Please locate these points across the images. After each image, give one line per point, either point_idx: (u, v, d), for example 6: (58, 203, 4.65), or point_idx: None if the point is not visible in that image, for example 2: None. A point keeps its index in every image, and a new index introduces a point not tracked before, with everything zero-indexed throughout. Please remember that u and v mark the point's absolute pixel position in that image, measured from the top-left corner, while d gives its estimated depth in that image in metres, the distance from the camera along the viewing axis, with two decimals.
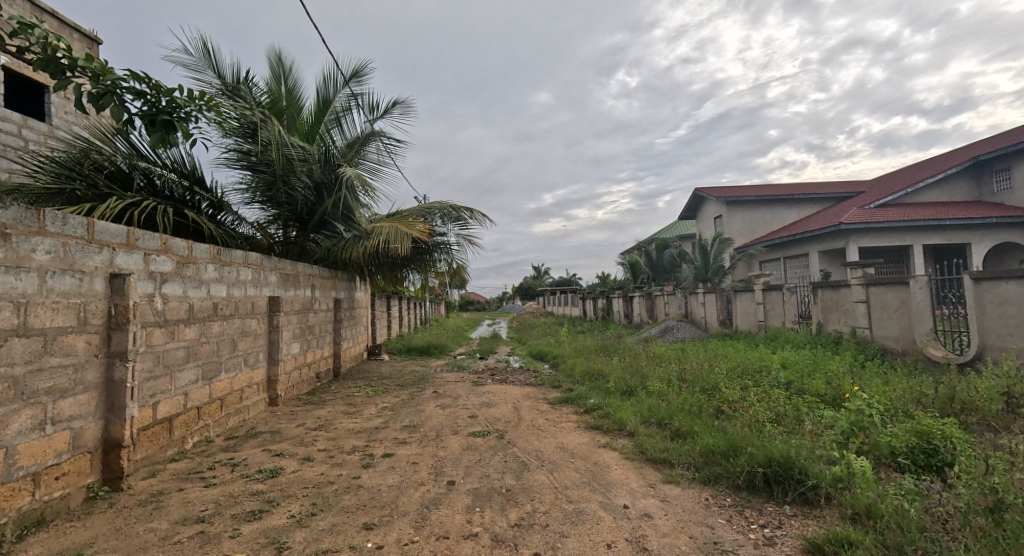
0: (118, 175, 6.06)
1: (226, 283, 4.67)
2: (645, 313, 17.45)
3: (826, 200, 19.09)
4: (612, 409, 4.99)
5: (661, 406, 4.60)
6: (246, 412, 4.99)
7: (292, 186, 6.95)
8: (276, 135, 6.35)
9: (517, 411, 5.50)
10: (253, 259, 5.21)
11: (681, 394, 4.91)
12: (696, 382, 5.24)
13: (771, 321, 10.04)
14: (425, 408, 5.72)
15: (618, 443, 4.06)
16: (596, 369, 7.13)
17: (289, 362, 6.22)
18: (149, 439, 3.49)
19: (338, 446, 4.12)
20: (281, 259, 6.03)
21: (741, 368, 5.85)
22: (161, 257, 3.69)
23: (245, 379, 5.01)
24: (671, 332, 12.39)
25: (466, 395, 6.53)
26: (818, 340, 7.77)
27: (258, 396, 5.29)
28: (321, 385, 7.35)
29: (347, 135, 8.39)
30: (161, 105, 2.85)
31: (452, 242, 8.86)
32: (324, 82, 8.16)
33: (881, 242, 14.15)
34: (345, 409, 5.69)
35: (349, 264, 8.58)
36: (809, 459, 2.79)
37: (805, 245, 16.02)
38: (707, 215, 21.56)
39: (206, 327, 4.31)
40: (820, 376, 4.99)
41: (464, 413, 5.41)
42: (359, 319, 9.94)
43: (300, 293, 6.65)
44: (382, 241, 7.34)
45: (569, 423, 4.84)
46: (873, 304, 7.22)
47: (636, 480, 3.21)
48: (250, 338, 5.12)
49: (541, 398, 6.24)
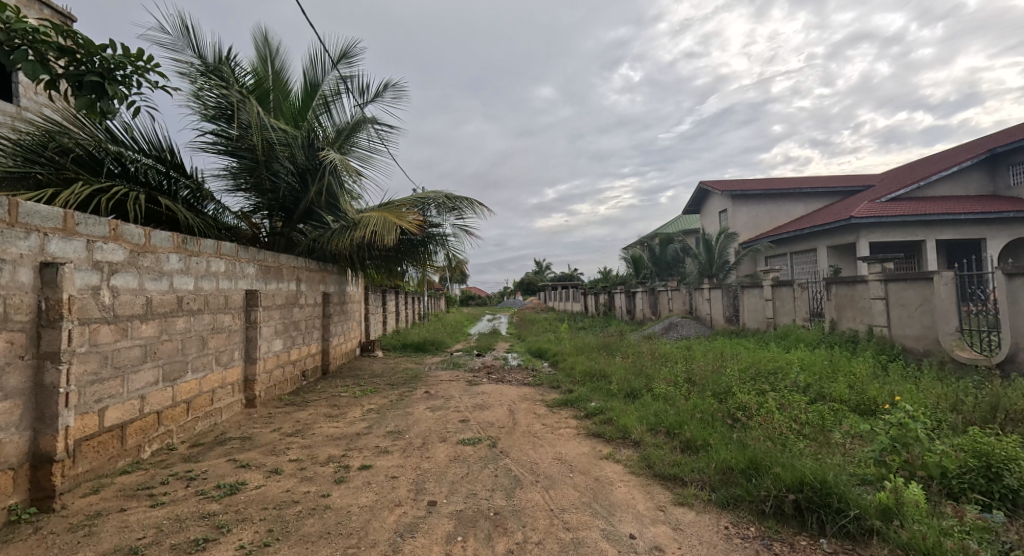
0: (87, 160, 5.66)
1: (193, 276, 4.26)
2: (648, 310, 17.03)
3: (835, 194, 18.61)
4: (615, 413, 4.59)
5: (669, 412, 4.19)
6: (218, 415, 4.61)
7: (275, 172, 6.52)
8: (256, 118, 5.90)
9: (512, 414, 5.10)
10: (226, 249, 4.82)
11: (691, 399, 4.49)
12: (706, 385, 4.81)
13: (781, 319, 9.60)
14: (414, 410, 5.32)
15: (622, 455, 3.66)
16: (598, 368, 6.72)
17: (270, 360, 5.83)
18: (94, 450, 3.11)
19: (312, 455, 3.72)
20: (261, 251, 5.65)
21: (754, 369, 5.44)
22: (111, 245, 3.29)
23: (217, 379, 4.62)
24: (675, 329, 11.99)
25: (459, 395, 6.12)
26: (832, 339, 7.34)
27: (232, 397, 4.90)
28: (307, 384, 6.96)
29: (337, 121, 7.97)
30: (93, 66, 2.45)
31: (448, 234, 8.45)
32: (312, 64, 7.72)
33: (893, 237, 13.68)
34: (327, 412, 5.29)
35: (339, 256, 8.19)
36: (847, 481, 2.40)
37: (814, 239, 15.57)
38: (712, 209, 21.09)
39: (168, 323, 3.91)
40: (841, 380, 4.58)
41: (455, 417, 5.01)
42: (351, 314, 9.54)
43: (283, 287, 6.25)
44: (371, 232, 6.92)
45: (568, 429, 4.42)
46: (892, 301, 6.78)
47: (643, 502, 2.80)
48: (222, 334, 4.73)
49: (538, 399, 5.83)
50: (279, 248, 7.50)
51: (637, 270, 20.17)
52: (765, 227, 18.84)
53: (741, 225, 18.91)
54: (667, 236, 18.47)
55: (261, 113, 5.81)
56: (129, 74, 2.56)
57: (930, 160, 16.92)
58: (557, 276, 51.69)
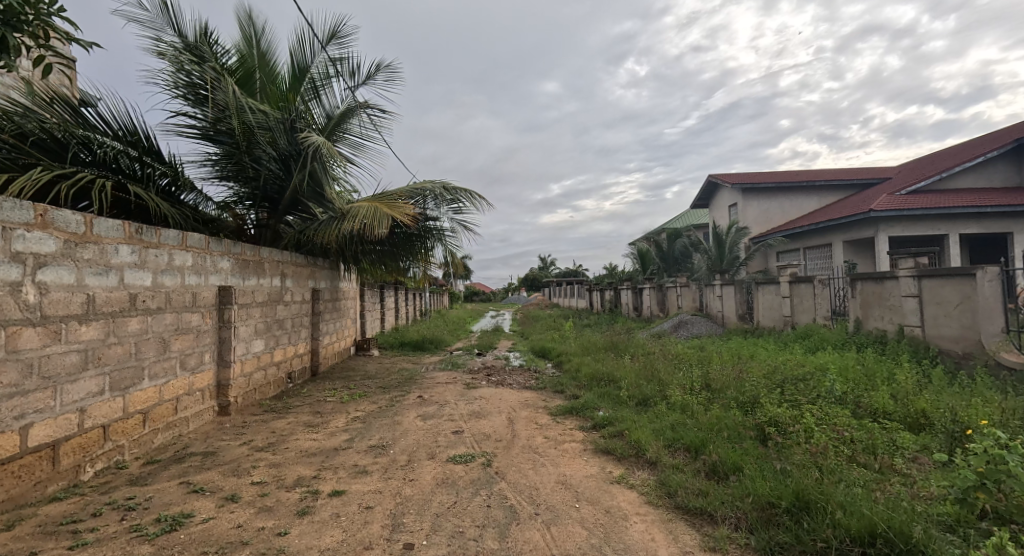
0: (52, 145, 5.18)
1: (151, 270, 3.79)
2: (656, 307, 16.50)
3: (850, 186, 17.92)
4: (626, 426, 4.09)
5: (689, 427, 3.68)
6: (183, 426, 4.14)
7: (257, 158, 6.00)
8: (233, 98, 5.37)
9: (512, 424, 4.60)
10: (193, 241, 4.34)
11: (712, 411, 3.98)
12: (728, 394, 4.29)
13: (800, 317, 9.03)
14: (403, 419, 4.83)
15: (637, 479, 3.15)
16: (605, 371, 6.20)
17: (249, 362, 5.36)
18: (15, 476, 2.69)
19: (279, 477, 3.25)
20: (238, 244, 5.17)
21: (780, 374, 4.92)
22: (36, 235, 2.84)
23: (182, 386, 4.15)
24: (685, 327, 11.48)
25: (455, 401, 5.63)
26: (859, 340, 6.79)
27: (201, 405, 4.42)
28: (293, 387, 6.50)
29: (327, 106, 7.46)
30: None
31: (446, 228, 7.94)
32: (301, 44, 7.20)
33: (914, 231, 13.06)
34: (308, 420, 4.81)
35: (329, 250, 7.69)
36: (927, 531, 1.95)
37: (829, 234, 14.98)
38: (721, 203, 20.49)
39: (117, 324, 3.43)
40: (882, 390, 4.05)
41: (448, 427, 4.51)
42: (345, 311, 9.05)
43: (264, 283, 5.76)
44: (361, 224, 6.40)
45: (573, 444, 3.92)
46: (926, 300, 6.22)
47: (665, 547, 2.30)
48: (189, 335, 4.25)
49: (540, 406, 5.33)
50: (265, 241, 7.02)
51: (644, 265, 19.59)
52: (776, 222, 18.24)
53: (752, 219, 18.33)
54: (675, 231, 17.92)
55: (237, 92, 5.30)
56: (29, 20, 2.22)
57: (949, 153, 16.26)
58: (561, 272, 51.09)
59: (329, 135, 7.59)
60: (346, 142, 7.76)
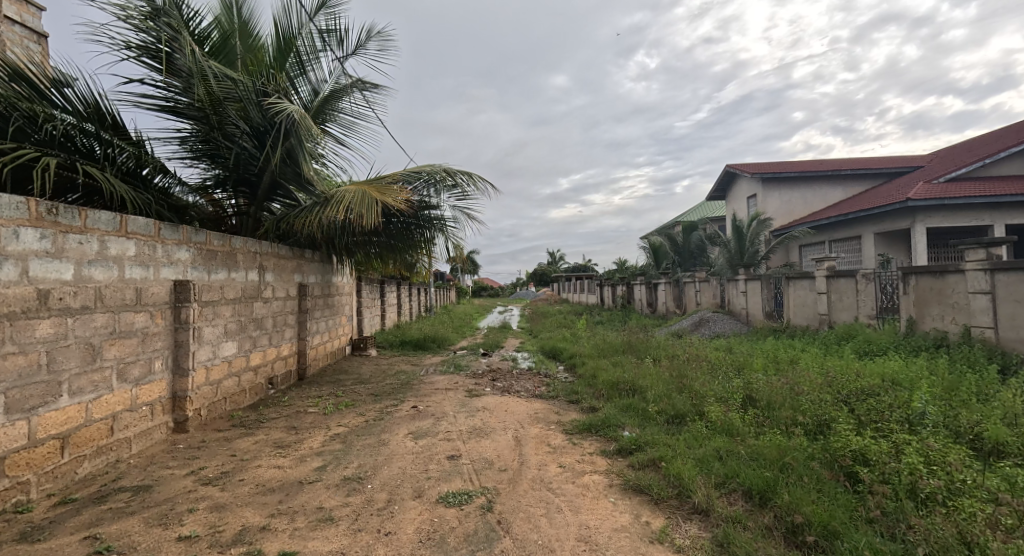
0: None
1: (72, 261, 3.09)
2: (672, 303, 15.64)
3: (879, 175, 16.89)
4: (661, 453, 3.32)
5: (743, 461, 2.91)
6: (124, 450, 3.45)
7: (227, 133, 5.30)
8: (193, 60, 4.63)
9: (519, 446, 3.85)
10: (137, 225, 3.63)
11: (769, 437, 3.20)
12: (786, 415, 3.50)
13: (838, 316, 8.14)
14: (391, 437, 4.08)
15: (683, 535, 2.39)
16: (625, 378, 5.40)
17: (217, 369, 4.64)
18: None
19: (216, 528, 2.51)
20: (202, 231, 4.44)
21: (840, 386, 4.11)
22: None
23: (121, 401, 3.43)
24: (706, 325, 10.67)
25: (454, 413, 4.86)
26: (915, 342, 5.96)
27: (149, 423, 3.72)
28: (274, 394, 5.78)
29: (315, 82, 6.71)
30: None
31: (447, 217, 7.19)
32: (284, 13, 6.39)
33: (955, 222, 12.12)
34: (279, 439, 4.08)
35: (317, 240, 6.98)
36: None
37: (857, 226, 14.05)
38: (739, 194, 19.54)
39: (16, 329, 2.77)
40: (983, 413, 3.24)
41: (442, 451, 3.75)
42: (338, 308, 8.32)
43: (236, 277, 5.04)
44: (348, 211, 5.68)
45: (595, 479, 3.15)
46: (1002, 297, 5.37)
47: None
48: (130, 339, 3.53)
49: (552, 421, 4.57)
50: (246, 230, 6.35)
51: (658, 259, 18.71)
52: (799, 214, 17.28)
53: (773, 211, 17.38)
54: (691, 223, 17.06)
55: (198, 54, 4.55)
56: None
57: (986, 140, 15.22)
58: (570, 266, 50.09)
59: (317, 115, 6.82)
60: (336, 122, 7.04)
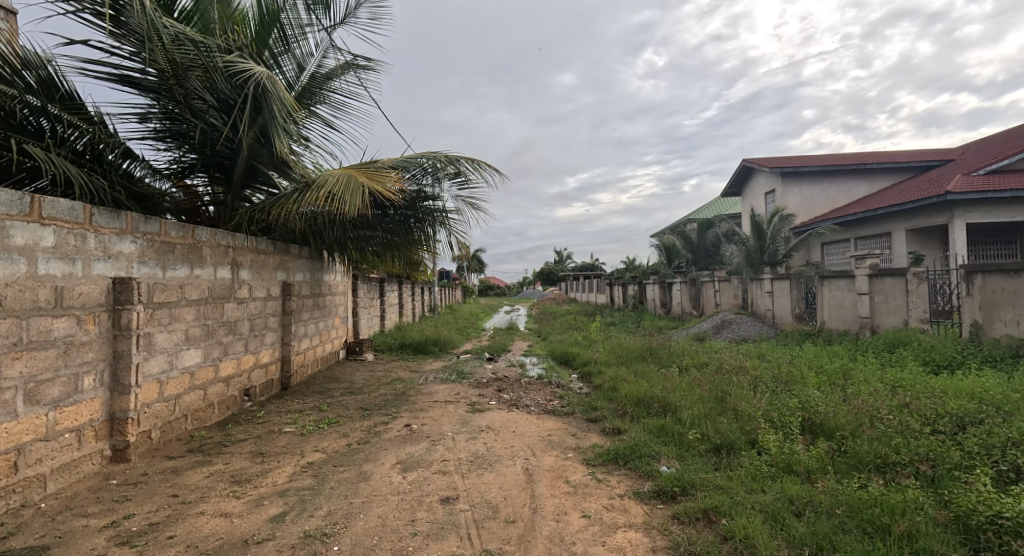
0: None
1: None
2: (688, 304, 14.80)
3: (907, 170, 15.95)
4: (717, 500, 2.55)
5: (838, 523, 2.17)
6: (34, 491, 2.75)
7: (194, 107, 4.59)
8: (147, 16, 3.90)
9: (529, 483, 3.11)
10: (58, 208, 2.93)
11: (863, 485, 2.44)
12: (874, 454, 2.73)
13: (882, 319, 7.34)
14: (374, 470, 3.35)
15: None
16: (652, 393, 4.64)
17: (175, 383, 3.94)
18: None
19: None
20: (153, 219, 3.71)
21: (924, 409, 3.33)
22: None
23: (31, 428, 2.74)
24: (729, 328, 9.88)
25: (453, 435, 4.12)
26: (984, 352, 5.17)
27: (76, 453, 3.01)
28: (250, 407, 5.07)
29: (301, 58, 5.92)
30: None
31: (446, 208, 6.42)
32: None
33: (1000, 218, 11.19)
34: (238, 471, 3.35)
35: (303, 232, 6.27)
36: None
37: (888, 222, 13.18)
38: (756, 190, 18.69)
39: None
40: None
41: (436, 490, 3.00)
42: (331, 309, 7.61)
43: (202, 274, 4.33)
44: (328, 197, 4.97)
45: (633, 537, 2.40)
46: None
47: None
48: (45, 352, 2.83)
49: (568, 446, 3.82)
50: (223, 221, 5.63)
51: (671, 258, 17.84)
52: (822, 210, 16.39)
53: (793, 207, 16.51)
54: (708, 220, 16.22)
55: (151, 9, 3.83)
56: None
57: None
58: (578, 266, 49.16)
59: (304, 95, 6.09)
60: (326, 103, 6.30)
